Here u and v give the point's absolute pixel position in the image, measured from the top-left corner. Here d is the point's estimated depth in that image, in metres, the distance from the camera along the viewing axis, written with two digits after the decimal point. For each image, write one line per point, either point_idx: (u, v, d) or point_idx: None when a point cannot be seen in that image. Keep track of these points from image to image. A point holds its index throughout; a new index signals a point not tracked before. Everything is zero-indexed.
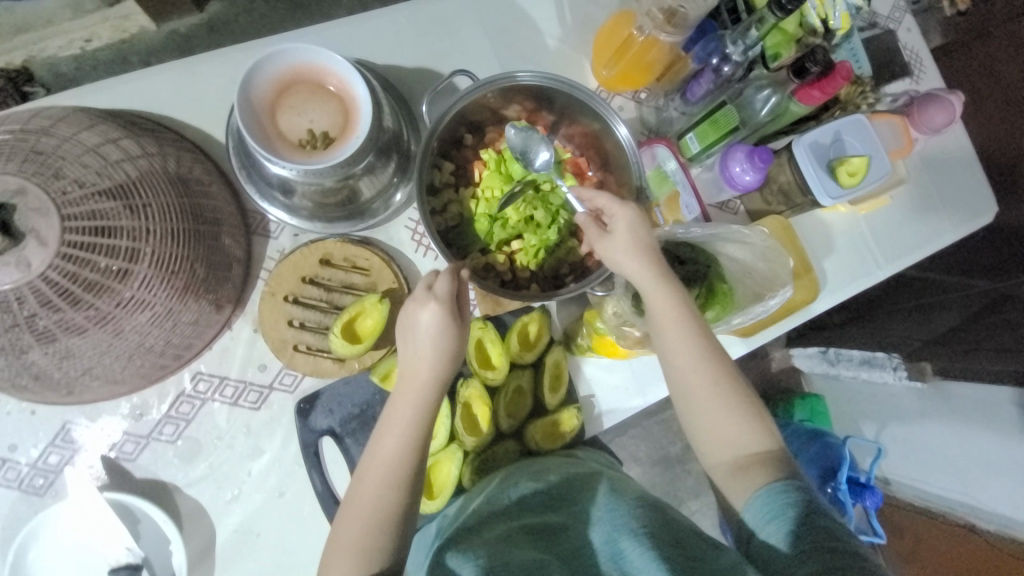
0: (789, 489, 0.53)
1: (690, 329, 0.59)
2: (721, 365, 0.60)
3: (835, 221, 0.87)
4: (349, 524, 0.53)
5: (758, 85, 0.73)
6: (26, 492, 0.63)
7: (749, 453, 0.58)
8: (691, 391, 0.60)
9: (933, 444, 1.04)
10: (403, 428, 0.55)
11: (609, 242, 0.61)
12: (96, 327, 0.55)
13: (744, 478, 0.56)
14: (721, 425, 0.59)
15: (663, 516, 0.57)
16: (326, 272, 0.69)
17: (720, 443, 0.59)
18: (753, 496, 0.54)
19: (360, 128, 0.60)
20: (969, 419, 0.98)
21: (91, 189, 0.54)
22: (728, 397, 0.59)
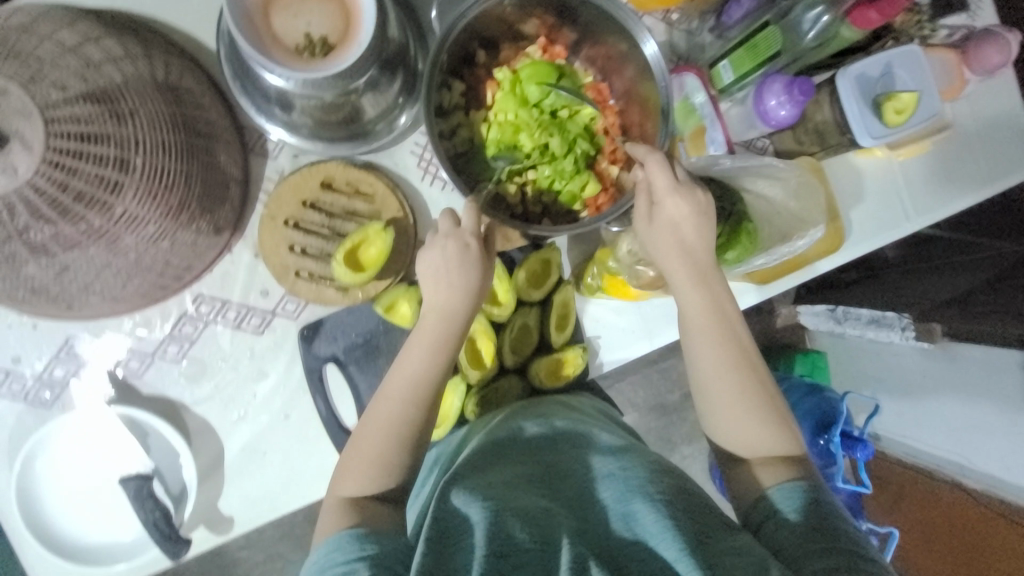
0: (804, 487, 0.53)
1: (723, 324, 0.58)
2: (752, 362, 0.59)
3: (868, 167, 0.82)
4: (359, 455, 0.55)
5: (810, 2, 0.63)
6: (33, 404, 0.65)
7: (774, 452, 0.57)
8: (709, 379, 0.58)
9: (943, 414, 1.01)
10: (415, 384, 0.56)
11: (653, 228, 0.58)
12: (92, 242, 0.53)
13: (768, 471, 0.56)
14: (750, 425, 0.58)
15: (677, 485, 0.55)
16: (327, 197, 0.66)
17: (744, 440, 0.58)
18: (781, 486, 0.54)
19: (363, 33, 0.54)
20: (974, 385, 0.96)
21: (73, 92, 0.50)
22: (760, 395, 0.58)
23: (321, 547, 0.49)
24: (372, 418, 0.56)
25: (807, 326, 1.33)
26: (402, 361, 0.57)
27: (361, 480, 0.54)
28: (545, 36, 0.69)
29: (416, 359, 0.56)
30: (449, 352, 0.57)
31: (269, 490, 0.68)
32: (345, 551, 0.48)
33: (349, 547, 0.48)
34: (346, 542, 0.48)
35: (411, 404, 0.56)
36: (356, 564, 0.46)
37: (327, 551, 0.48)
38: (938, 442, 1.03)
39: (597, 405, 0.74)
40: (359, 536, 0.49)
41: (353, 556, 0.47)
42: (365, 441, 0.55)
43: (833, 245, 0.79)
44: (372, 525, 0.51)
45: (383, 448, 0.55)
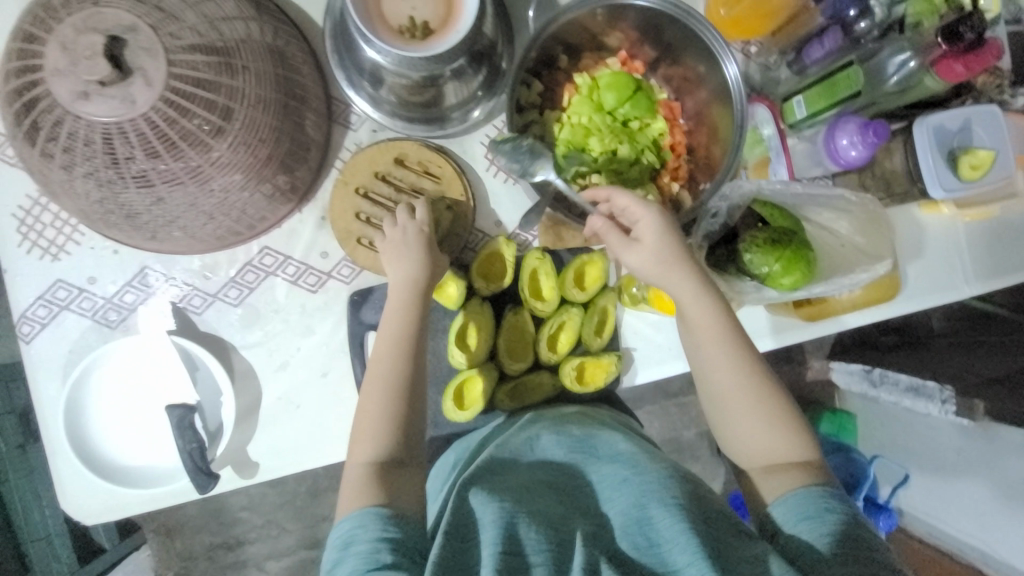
0: (821, 495, 0.53)
1: (726, 340, 0.59)
2: (758, 379, 0.59)
3: (932, 223, 0.80)
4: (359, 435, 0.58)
5: (898, 47, 0.65)
6: (98, 323, 0.69)
7: (784, 463, 0.57)
8: (721, 395, 0.60)
9: (965, 496, 0.99)
10: (389, 359, 0.60)
11: (633, 251, 0.59)
12: (188, 178, 0.57)
13: (773, 483, 0.56)
14: (756, 438, 0.58)
15: (694, 491, 0.55)
16: (398, 172, 0.70)
17: (752, 452, 0.59)
18: (780, 499, 0.54)
19: (462, 23, 0.58)
20: (991, 471, 0.94)
21: (195, 41, 0.54)
22: (764, 410, 0.58)
23: (346, 521, 0.52)
24: (363, 398, 0.59)
25: (838, 384, 1.27)
26: (377, 346, 0.61)
27: (368, 453, 0.57)
28: (626, 51, 0.71)
29: (389, 334, 0.61)
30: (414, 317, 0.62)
31: (295, 443, 0.70)
32: (370, 529, 0.50)
33: (376, 526, 0.51)
34: (373, 521, 0.51)
35: (386, 377, 0.59)
36: (380, 543, 0.49)
37: (354, 527, 0.51)
38: (963, 526, 1.00)
39: (622, 417, 0.74)
40: (385, 517, 0.52)
41: (379, 536, 0.50)
42: (360, 419, 0.59)
43: (878, 295, 0.76)
44: (397, 507, 0.53)
45: (376, 424, 0.58)
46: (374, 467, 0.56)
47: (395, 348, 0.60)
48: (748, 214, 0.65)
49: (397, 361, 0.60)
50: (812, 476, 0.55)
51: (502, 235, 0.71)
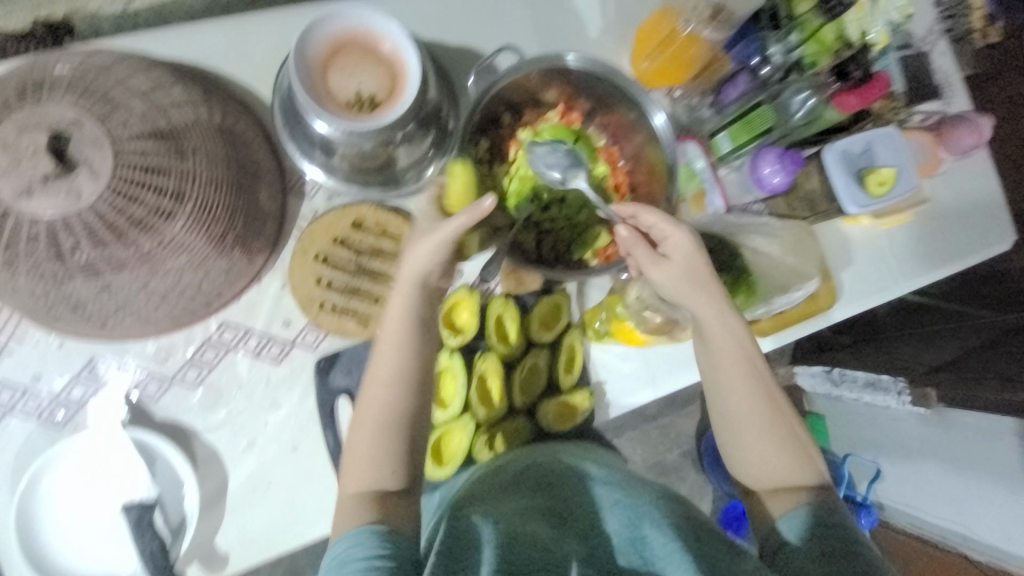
0: (823, 513, 0.56)
1: (744, 363, 0.60)
2: (775, 403, 0.60)
3: (856, 233, 0.88)
4: (359, 440, 0.57)
5: (797, 88, 0.73)
6: (44, 424, 0.65)
7: (793, 483, 0.59)
8: (733, 412, 0.60)
9: (935, 479, 1.04)
10: (393, 374, 0.58)
11: (660, 266, 0.60)
12: (136, 264, 0.56)
13: (781, 500, 0.58)
14: (770, 459, 0.59)
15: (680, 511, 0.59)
16: (356, 236, 0.71)
17: (762, 473, 0.60)
18: (788, 516, 0.57)
19: (407, 93, 0.61)
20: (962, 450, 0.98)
21: (142, 131, 0.55)
22: (779, 433, 0.60)
23: (341, 538, 0.52)
24: (362, 406, 0.58)
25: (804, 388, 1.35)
26: (377, 354, 0.59)
27: (371, 469, 0.56)
28: (563, 103, 0.76)
29: (394, 348, 0.59)
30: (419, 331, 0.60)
31: (269, 525, 0.67)
32: (365, 545, 0.50)
33: (371, 543, 0.50)
34: (368, 538, 0.51)
35: (391, 387, 0.58)
36: (375, 561, 0.49)
37: (349, 544, 0.51)
38: (942, 514, 1.03)
39: (604, 453, 0.74)
40: (381, 534, 0.52)
41: (374, 553, 0.50)
42: (356, 437, 0.58)
43: (812, 310, 0.82)
44: (393, 523, 0.54)
45: (379, 431, 0.57)
46: (370, 495, 0.56)
47: (405, 361, 0.58)
48: (702, 235, 0.71)
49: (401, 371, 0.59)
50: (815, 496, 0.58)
51: (462, 286, 0.72)
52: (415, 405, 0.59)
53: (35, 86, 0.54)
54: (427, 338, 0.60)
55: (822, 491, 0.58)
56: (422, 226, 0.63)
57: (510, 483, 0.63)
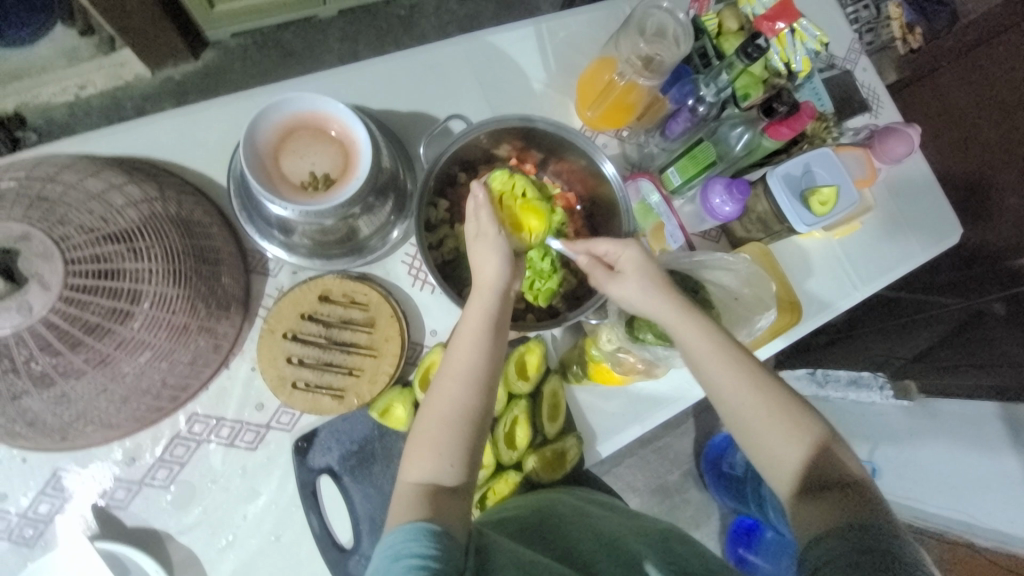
0: (863, 525, 0.49)
1: (737, 361, 0.59)
2: (784, 396, 0.59)
3: (812, 246, 0.92)
4: (423, 443, 0.56)
5: (732, 123, 0.77)
6: (14, 544, 0.62)
7: (829, 485, 0.54)
8: (755, 413, 0.58)
9: (937, 466, 1.01)
10: (466, 373, 0.58)
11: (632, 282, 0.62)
12: (95, 369, 0.55)
13: (817, 510, 0.52)
14: (794, 454, 0.56)
15: (681, 542, 0.61)
16: (324, 308, 0.70)
17: (788, 472, 0.56)
18: (825, 534, 0.50)
19: (360, 168, 0.63)
20: (956, 431, 0.99)
21: (94, 234, 0.55)
22: (798, 428, 0.57)
23: (398, 530, 0.49)
24: (433, 394, 0.58)
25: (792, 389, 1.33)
26: (448, 360, 0.59)
27: (430, 469, 0.55)
28: (515, 156, 0.79)
29: (469, 343, 0.59)
30: (490, 341, 0.59)
31: None
32: (422, 543, 0.48)
33: (427, 541, 0.48)
34: (425, 536, 0.48)
35: (461, 390, 0.57)
36: (427, 562, 0.47)
37: (404, 539, 0.48)
38: (943, 504, 0.99)
39: (599, 494, 0.74)
40: (436, 534, 0.49)
41: (428, 552, 0.47)
42: (422, 426, 0.57)
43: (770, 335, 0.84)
44: (446, 525, 0.51)
45: (443, 435, 0.56)
46: (427, 488, 0.54)
47: (480, 358, 0.58)
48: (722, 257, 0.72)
49: (472, 378, 0.58)
50: (857, 503, 0.51)
51: (435, 348, 0.71)
52: (483, 405, 0.58)
53: None
54: (500, 343, 0.60)
55: (861, 489, 0.53)
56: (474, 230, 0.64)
57: (531, 531, 0.61)
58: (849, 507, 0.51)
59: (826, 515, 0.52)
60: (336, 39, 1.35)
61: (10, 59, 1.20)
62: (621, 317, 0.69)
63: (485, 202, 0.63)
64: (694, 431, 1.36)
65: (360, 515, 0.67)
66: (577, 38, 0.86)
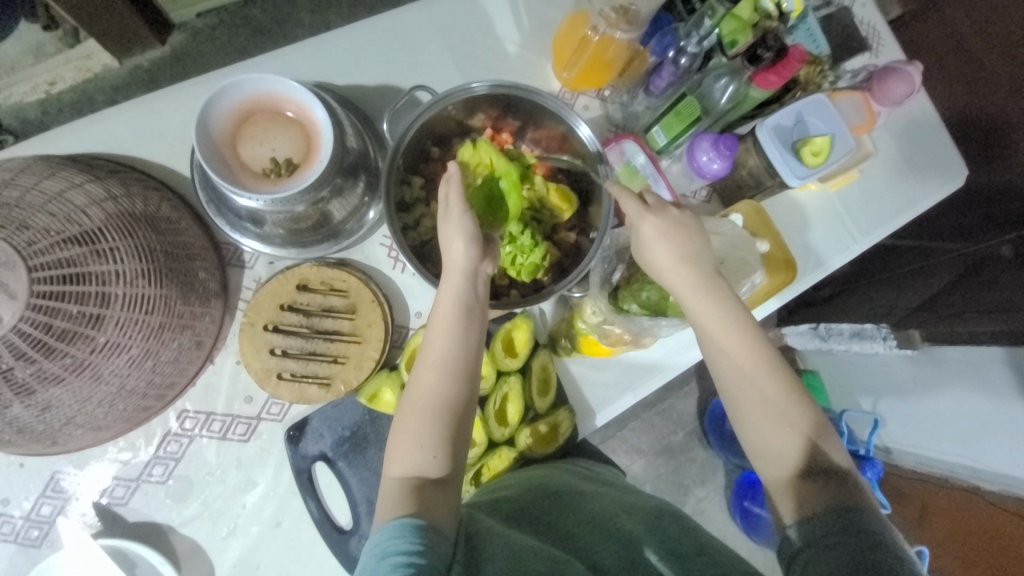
0: (837, 515, 0.52)
1: (744, 347, 0.59)
2: (787, 385, 0.59)
3: (808, 200, 0.88)
4: (404, 436, 0.56)
5: (717, 74, 0.73)
6: (23, 545, 0.64)
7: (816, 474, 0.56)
8: (748, 398, 0.59)
9: (945, 413, 1.02)
10: (442, 363, 0.57)
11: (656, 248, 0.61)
12: (74, 375, 0.54)
13: (803, 496, 0.55)
14: (788, 442, 0.57)
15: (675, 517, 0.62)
16: (304, 297, 0.69)
17: (778, 459, 0.57)
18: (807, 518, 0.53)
19: (322, 150, 0.60)
20: (961, 379, 0.98)
21: (56, 238, 0.53)
22: (792, 418, 0.58)
23: (384, 528, 0.50)
24: (411, 388, 0.58)
25: (795, 347, 1.36)
26: (424, 353, 0.58)
27: (413, 462, 0.55)
28: (491, 126, 0.75)
29: (443, 332, 0.58)
30: (464, 329, 0.58)
31: None
32: (408, 539, 0.49)
33: (412, 537, 0.49)
34: (410, 531, 0.49)
35: (439, 382, 0.57)
36: (413, 558, 0.48)
37: (390, 536, 0.49)
38: (950, 450, 1.03)
39: (594, 469, 0.74)
40: (421, 528, 0.50)
41: (414, 549, 0.48)
42: (403, 420, 0.57)
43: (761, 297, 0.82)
44: (431, 517, 0.51)
45: (423, 428, 0.56)
46: (413, 482, 0.54)
47: (455, 346, 0.58)
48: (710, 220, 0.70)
49: (450, 369, 0.57)
50: (841, 492, 0.54)
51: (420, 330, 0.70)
52: (463, 393, 0.57)
53: None
54: (474, 329, 0.59)
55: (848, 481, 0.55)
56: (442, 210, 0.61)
57: (530, 511, 0.61)
58: (831, 494, 0.54)
59: (809, 500, 0.54)
60: (306, 10, 1.28)
61: None
62: (604, 289, 0.68)
63: (457, 180, 0.61)
64: (697, 393, 1.36)
65: (357, 499, 0.68)
66: None
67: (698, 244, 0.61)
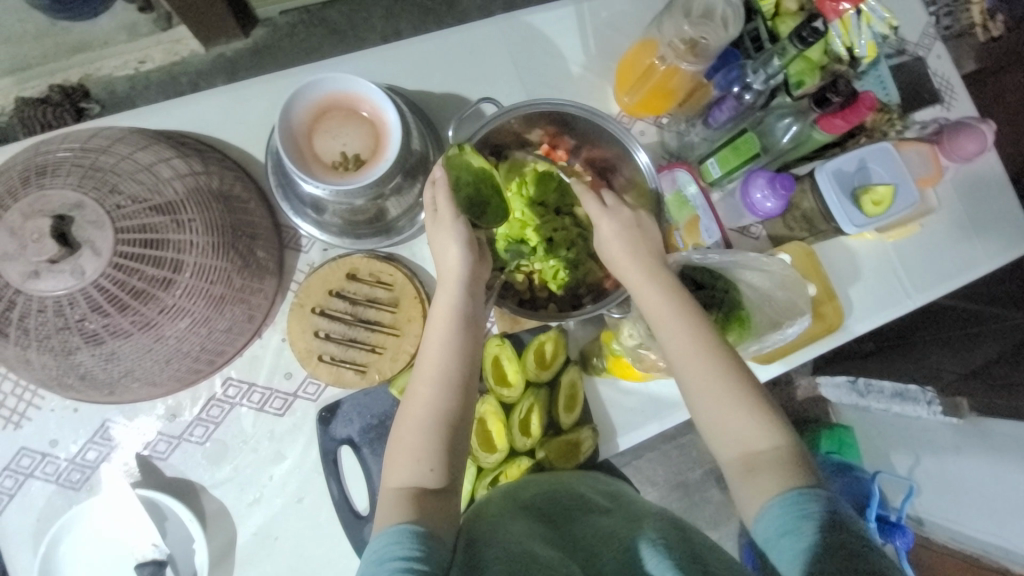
0: (802, 499, 0.51)
1: (698, 341, 0.59)
2: (741, 373, 0.59)
3: (861, 248, 0.85)
4: (401, 447, 0.57)
5: (780, 114, 0.73)
6: (64, 486, 0.69)
7: (771, 463, 0.55)
8: (700, 387, 0.58)
9: (974, 488, 0.96)
10: (438, 377, 0.58)
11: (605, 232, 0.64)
12: (140, 331, 0.59)
13: (758, 485, 0.54)
14: (746, 434, 0.56)
15: (680, 533, 0.59)
16: (352, 286, 0.72)
17: (734, 447, 0.57)
18: (765, 506, 0.52)
19: (389, 151, 0.63)
20: (1004, 453, 0.91)
21: (141, 205, 0.58)
22: (744, 400, 0.57)
23: (380, 536, 0.51)
24: (409, 400, 0.59)
25: (828, 399, 1.30)
26: (422, 362, 0.60)
27: (411, 474, 0.56)
28: (547, 142, 0.76)
29: (439, 345, 0.59)
30: (463, 342, 0.60)
31: None
32: (405, 545, 0.50)
33: (411, 543, 0.50)
34: (408, 538, 0.50)
35: (434, 394, 0.58)
36: (411, 563, 0.49)
37: (389, 542, 0.50)
38: (981, 527, 0.94)
39: (616, 485, 0.73)
40: (418, 535, 0.51)
41: (412, 555, 0.49)
42: (400, 433, 0.58)
43: (799, 343, 0.80)
44: (429, 525, 0.52)
45: (420, 440, 0.57)
46: (410, 492, 0.55)
47: (450, 357, 0.59)
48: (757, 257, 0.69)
49: (446, 380, 0.58)
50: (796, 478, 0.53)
51: None
52: (458, 405, 0.58)
53: (39, 171, 0.58)
54: (471, 341, 0.60)
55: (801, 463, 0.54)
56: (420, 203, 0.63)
57: (537, 516, 0.62)
58: (785, 475, 0.53)
59: (770, 485, 0.53)
60: (379, 16, 1.36)
61: (68, 30, 1.28)
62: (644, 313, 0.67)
63: (444, 185, 0.62)
64: None
65: (376, 486, 0.70)
66: (619, 18, 0.82)
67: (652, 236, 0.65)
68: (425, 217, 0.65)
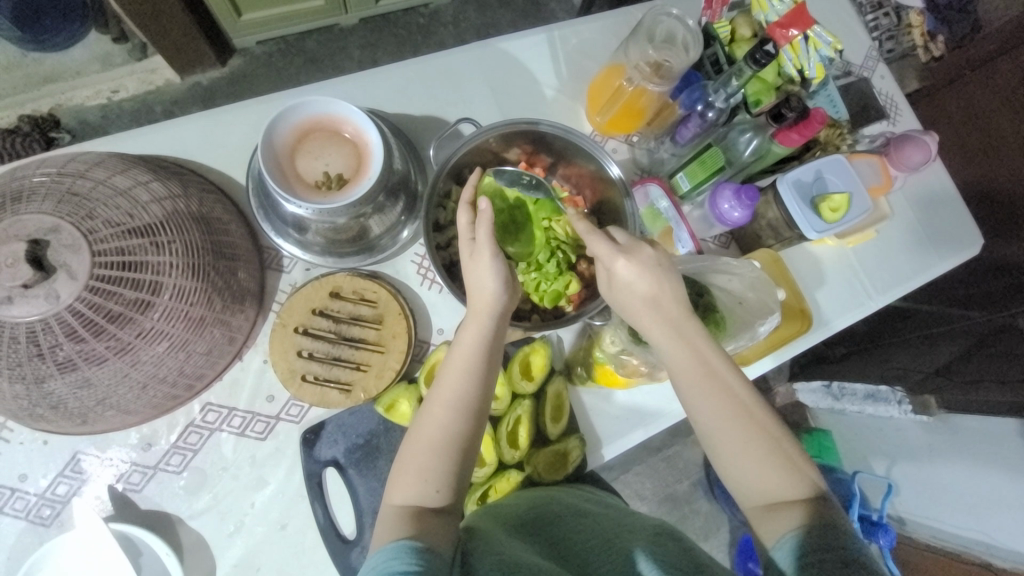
0: (820, 533, 0.51)
1: (724, 382, 0.59)
2: (765, 414, 0.59)
3: (824, 254, 0.90)
4: (409, 465, 0.57)
5: (742, 129, 0.78)
6: (32, 523, 0.65)
7: (789, 499, 0.56)
8: (723, 424, 0.58)
9: (954, 484, 0.99)
10: (456, 401, 0.58)
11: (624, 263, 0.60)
12: (116, 356, 0.57)
13: (776, 522, 0.55)
14: (768, 472, 0.57)
15: (678, 543, 0.58)
16: (335, 304, 0.72)
17: (754, 486, 0.57)
18: (786, 539, 0.53)
19: (371, 170, 0.65)
20: (977, 454, 0.97)
21: (119, 228, 0.57)
22: (767, 441, 0.58)
23: (381, 551, 0.51)
24: (421, 418, 0.59)
25: (806, 404, 1.34)
26: (440, 384, 0.59)
27: (417, 493, 0.56)
28: (525, 160, 0.80)
29: (459, 368, 0.59)
30: (483, 370, 0.59)
31: None
32: (405, 560, 0.49)
33: (411, 557, 0.49)
34: (407, 553, 0.49)
35: (450, 417, 0.58)
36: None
37: (388, 556, 0.49)
38: (961, 521, 0.98)
39: (604, 496, 0.74)
40: (419, 549, 0.50)
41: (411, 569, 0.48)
42: (410, 449, 0.58)
43: (773, 345, 0.83)
44: (429, 540, 0.52)
45: (429, 459, 0.56)
46: (413, 509, 0.55)
47: (466, 382, 0.58)
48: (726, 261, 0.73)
49: (464, 405, 0.58)
50: (814, 516, 0.54)
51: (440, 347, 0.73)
52: (472, 430, 0.58)
53: (13, 196, 0.57)
54: (493, 369, 0.60)
55: (821, 505, 0.55)
56: (470, 242, 0.63)
57: (528, 528, 0.61)
58: (807, 515, 0.54)
59: (791, 521, 0.54)
60: (356, 46, 1.40)
61: (40, 61, 1.27)
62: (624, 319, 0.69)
63: (488, 218, 0.62)
64: None
65: (363, 508, 0.68)
66: (588, 44, 0.87)
67: (674, 283, 0.60)
68: (462, 244, 0.65)
